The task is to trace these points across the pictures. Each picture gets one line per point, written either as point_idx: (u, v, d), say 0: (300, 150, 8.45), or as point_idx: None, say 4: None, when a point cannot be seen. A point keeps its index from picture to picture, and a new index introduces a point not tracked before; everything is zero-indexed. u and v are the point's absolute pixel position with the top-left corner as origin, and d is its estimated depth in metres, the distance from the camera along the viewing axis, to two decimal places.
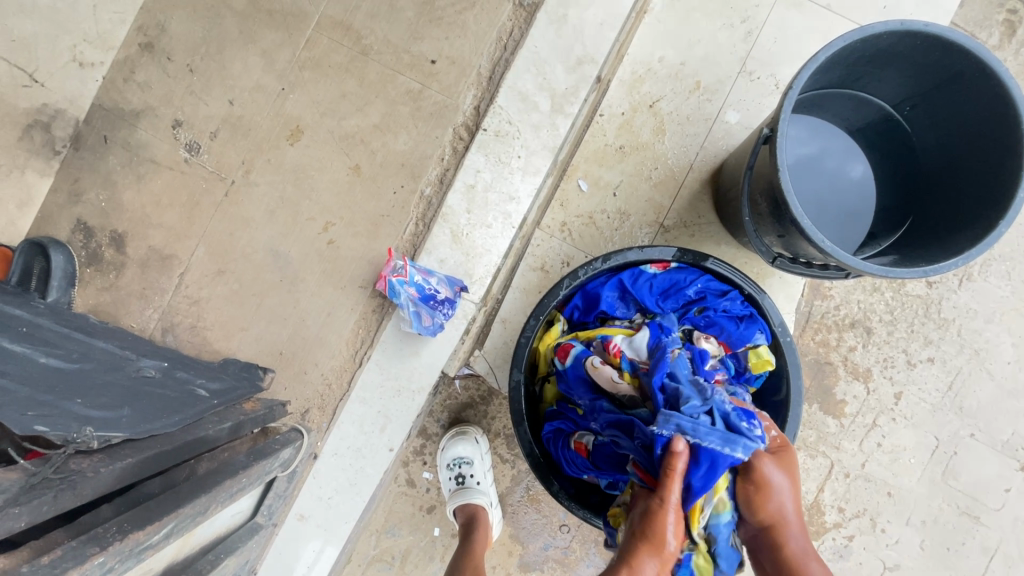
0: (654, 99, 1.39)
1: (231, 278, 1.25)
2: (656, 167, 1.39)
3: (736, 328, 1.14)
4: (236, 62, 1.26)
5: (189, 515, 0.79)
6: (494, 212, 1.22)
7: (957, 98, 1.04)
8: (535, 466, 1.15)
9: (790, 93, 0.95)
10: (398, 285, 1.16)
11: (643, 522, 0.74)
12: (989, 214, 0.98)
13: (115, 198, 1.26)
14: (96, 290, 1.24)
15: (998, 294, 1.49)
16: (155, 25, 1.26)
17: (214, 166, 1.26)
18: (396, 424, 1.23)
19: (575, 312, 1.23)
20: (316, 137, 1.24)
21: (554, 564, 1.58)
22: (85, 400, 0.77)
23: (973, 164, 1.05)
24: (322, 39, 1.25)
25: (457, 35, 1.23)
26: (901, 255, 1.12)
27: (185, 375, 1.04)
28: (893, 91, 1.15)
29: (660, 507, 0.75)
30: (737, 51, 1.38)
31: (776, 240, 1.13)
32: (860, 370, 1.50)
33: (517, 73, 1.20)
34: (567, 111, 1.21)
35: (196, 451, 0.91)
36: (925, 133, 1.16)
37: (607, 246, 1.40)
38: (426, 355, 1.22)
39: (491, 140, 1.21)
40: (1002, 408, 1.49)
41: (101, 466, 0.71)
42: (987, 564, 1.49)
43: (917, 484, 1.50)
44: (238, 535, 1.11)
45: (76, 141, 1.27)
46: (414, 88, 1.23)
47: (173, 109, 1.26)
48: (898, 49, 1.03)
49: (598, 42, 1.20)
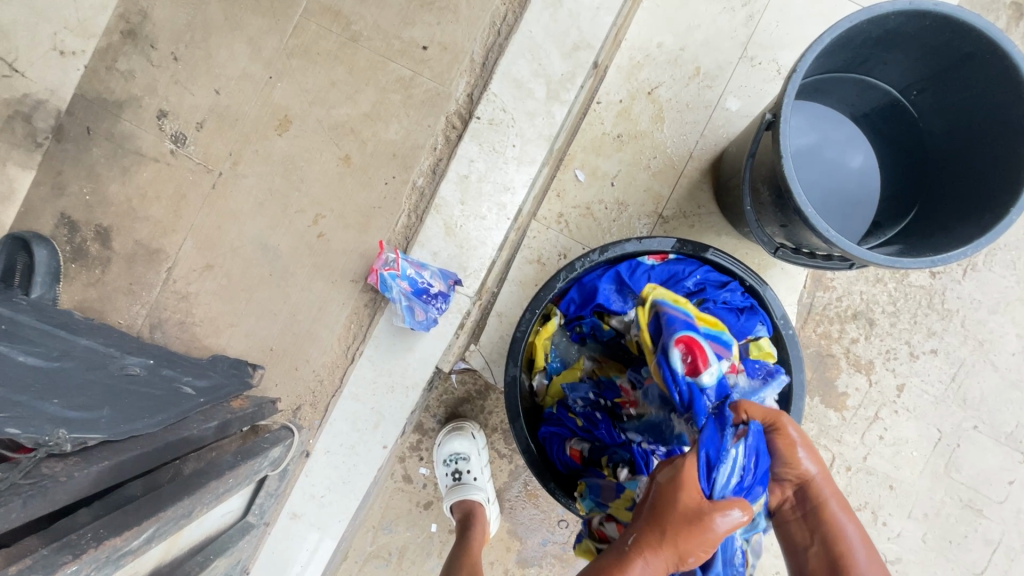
0: (652, 86, 1.35)
1: (219, 272, 1.22)
2: (654, 156, 1.35)
3: (736, 321, 1.11)
4: (221, 50, 1.22)
5: (172, 518, 0.77)
6: (489, 203, 1.19)
7: (965, 82, 1.01)
8: (531, 462, 1.13)
9: (794, 76, 0.92)
10: (390, 278, 1.13)
11: (673, 534, 0.68)
12: (998, 201, 0.95)
13: (99, 191, 1.23)
14: (82, 285, 1.21)
15: (1002, 284, 1.46)
16: (138, 11, 1.22)
17: (200, 157, 1.22)
18: (390, 420, 1.20)
19: (570, 306, 1.19)
20: (305, 128, 1.21)
21: (552, 560, 1.56)
22: (62, 400, 0.74)
23: (981, 150, 1.02)
24: (310, 26, 1.21)
25: (449, 20, 1.19)
26: (907, 244, 1.09)
27: (171, 373, 1.01)
28: (899, 75, 1.12)
29: (698, 534, 0.67)
30: (738, 36, 1.34)
31: (778, 230, 1.11)
32: (862, 362, 1.48)
33: (511, 59, 1.17)
34: (563, 98, 1.17)
35: (180, 452, 0.88)
36: (931, 119, 1.13)
37: (605, 237, 1.37)
38: (420, 350, 1.19)
39: (484, 129, 1.18)
40: (1006, 399, 1.47)
41: (76, 470, 0.68)
42: (990, 557, 1.47)
43: (920, 477, 1.48)
44: (229, 535, 1.09)
45: (59, 132, 1.23)
46: (405, 75, 1.19)
47: (157, 99, 1.23)
48: (905, 31, 0.99)
49: (594, 26, 1.16)
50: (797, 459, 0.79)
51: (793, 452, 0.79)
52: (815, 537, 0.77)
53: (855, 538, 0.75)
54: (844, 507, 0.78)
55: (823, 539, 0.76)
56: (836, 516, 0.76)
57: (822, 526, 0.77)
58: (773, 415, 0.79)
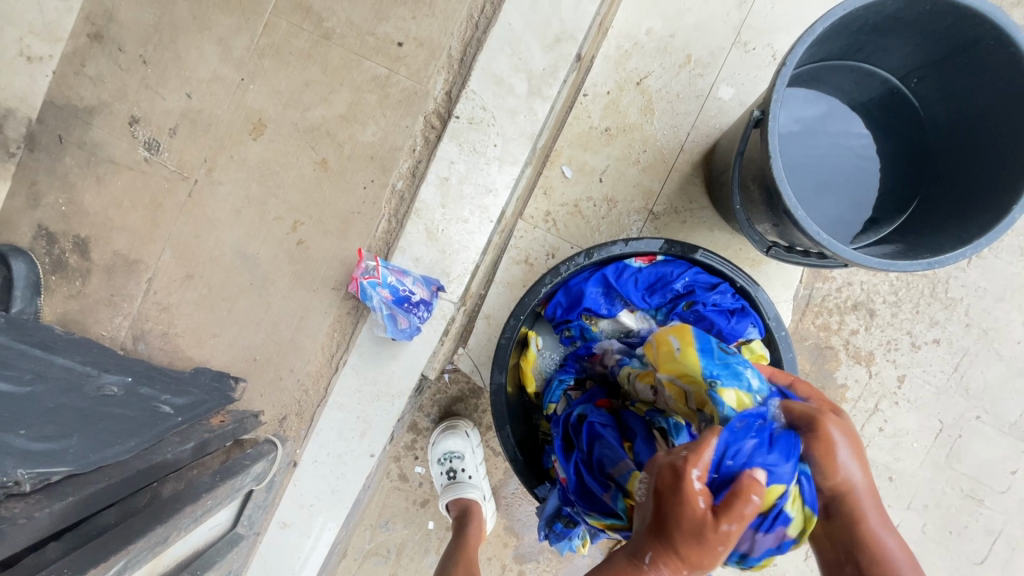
0: (641, 76, 1.30)
1: (200, 283, 1.19)
2: (644, 150, 1.31)
3: (726, 323, 1.07)
4: (191, 51, 1.18)
5: (144, 548, 0.77)
6: (470, 206, 1.15)
7: (967, 69, 0.96)
8: (518, 469, 1.12)
9: (784, 69, 0.87)
10: (370, 287, 1.10)
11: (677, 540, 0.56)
12: (999, 197, 0.91)
13: (75, 201, 1.20)
14: (63, 297, 1.19)
15: (1009, 271, 1.41)
16: (104, 13, 1.18)
17: (175, 164, 1.19)
18: (377, 429, 1.19)
19: (557, 309, 1.17)
20: (279, 131, 1.17)
21: (549, 555, 1.56)
22: (31, 430, 0.75)
23: (985, 142, 0.97)
24: (281, 23, 1.16)
25: (425, 14, 1.14)
26: (904, 243, 1.04)
27: (150, 391, 0.99)
28: (899, 61, 1.06)
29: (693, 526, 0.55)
30: (731, 20, 1.28)
31: (770, 228, 1.06)
32: (862, 354, 1.44)
33: (490, 53, 1.12)
34: (545, 94, 1.13)
35: (154, 476, 0.89)
36: (933, 108, 1.07)
37: (594, 235, 1.33)
38: (404, 358, 1.17)
39: (464, 129, 1.13)
40: (1011, 388, 1.43)
41: (37, 510, 0.69)
42: (991, 546, 1.45)
43: (921, 468, 1.45)
44: (218, 548, 1.10)
45: (31, 141, 1.20)
46: (381, 73, 1.15)
47: (128, 105, 1.19)
48: (905, 16, 0.93)
49: (576, 16, 1.11)
50: (835, 463, 0.66)
51: (831, 454, 0.67)
52: (845, 553, 0.65)
53: (897, 554, 0.63)
54: (886, 526, 0.65)
55: (850, 539, 0.65)
56: (875, 532, 0.64)
57: (853, 536, 0.65)
58: (811, 415, 0.70)
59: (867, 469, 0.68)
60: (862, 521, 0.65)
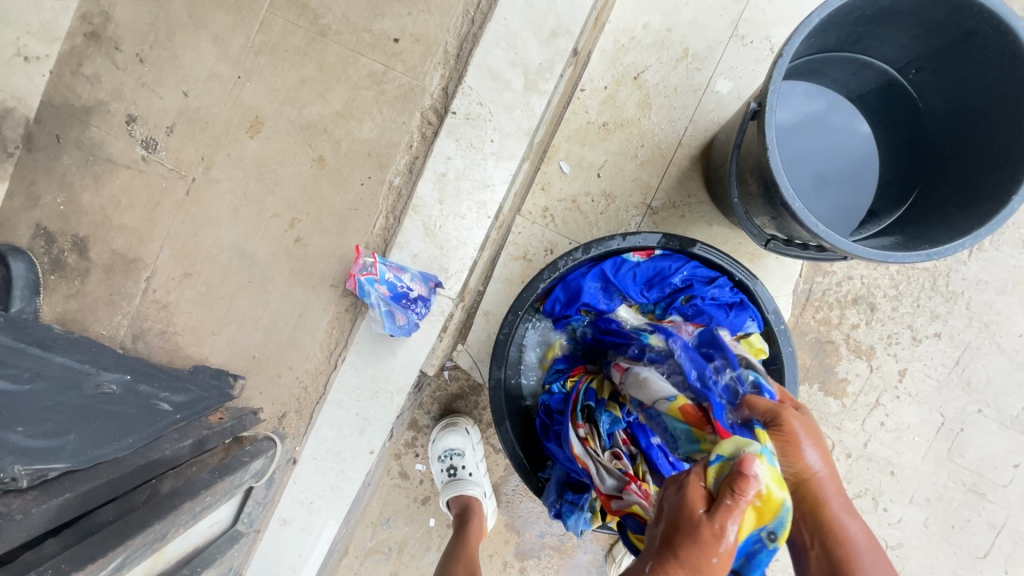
0: (638, 70, 1.29)
1: (198, 281, 1.20)
2: (642, 144, 1.30)
3: (725, 317, 1.06)
4: (187, 50, 1.18)
5: (142, 544, 0.77)
6: (467, 202, 1.15)
7: (967, 59, 0.95)
8: (518, 466, 1.13)
9: (781, 60, 0.86)
10: (368, 284, 1.09)
11: (679, 539, 0.60)
12: (999, 188, 0.90)
13: (73, 201, 1.20)
14: (62, 297, 1.19)
15: (1010, 264, 1.41)
16: (100, 12, 1.18)
17: (172, 163, 1.19)
18: (376, 425, 1.19)
19: (557, 305, 1.16)
20: (276, 128, 1.17)
21: (550, 552, 1.56)
22: (28, 427, 0.75)
23: (986, 131, 0.96)
24: (276, 21, 1.16)
25: (420, 9, 1.13)
26: (903, 236, 1.03)
27: (148, 388, 0.99)
28: (897, 52, 1.06)
29: (694, 520, 0.60)
30: (728, 14, 1.27)
31: (768, 221, 1.06)
32: (863, 348, 1.44)
33: (486, 48, 1.11)
34: (541, 89, 1.12)
35: (153, 473, 0.90)
36: (932, 98, 1.07)
37: (593, 231, 1.33)
38: (403, 354, 1.17)
39: (461, 124, 1.13)
40: (1013, 381, 1.42)
41: (34, 506, 0.70)
42: (994, 540, 1.44)
43: (922, 462, 1.45)
44: (217, 545, 1.11)
45: (29, 141, 1.20)
46: (377, 69, 1.15)
47: (125, 103, 1.19)
48: (901, 6, 0.93)
49: (572, 10, 1.10)
50: (799, 452, 0.69)
51: (794, 446, 0.69)
52: (815, 539, 0.66)
53: (861, 539, 0.64)
54: (846, 509, 0.67)
55: (823, 542, 0.65)
56: (838, 515, 0.66)
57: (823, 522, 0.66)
58: (774, 411, 0.73)
59: (826, 457, 0.71)
60: (825, 504, 0.66)
